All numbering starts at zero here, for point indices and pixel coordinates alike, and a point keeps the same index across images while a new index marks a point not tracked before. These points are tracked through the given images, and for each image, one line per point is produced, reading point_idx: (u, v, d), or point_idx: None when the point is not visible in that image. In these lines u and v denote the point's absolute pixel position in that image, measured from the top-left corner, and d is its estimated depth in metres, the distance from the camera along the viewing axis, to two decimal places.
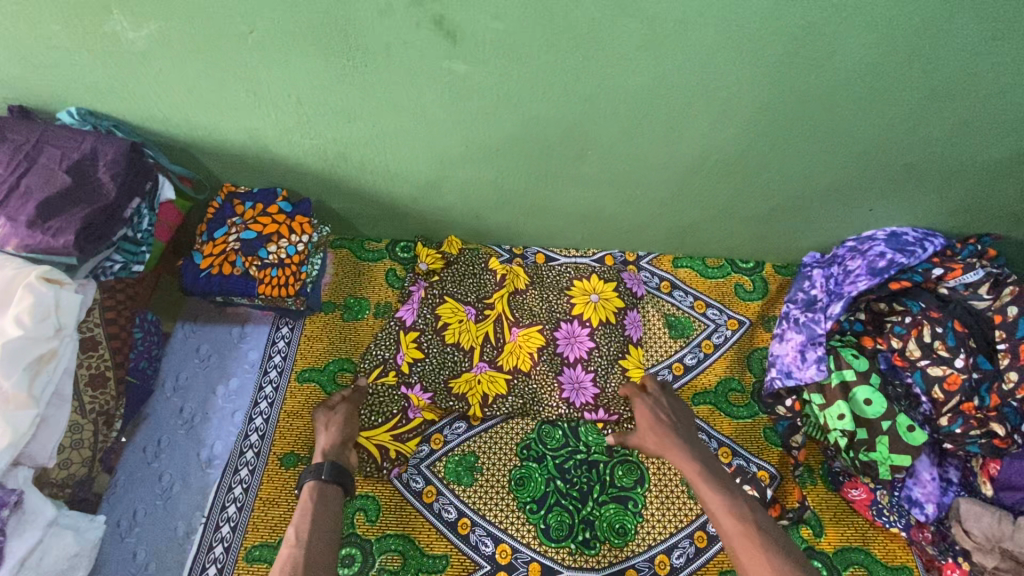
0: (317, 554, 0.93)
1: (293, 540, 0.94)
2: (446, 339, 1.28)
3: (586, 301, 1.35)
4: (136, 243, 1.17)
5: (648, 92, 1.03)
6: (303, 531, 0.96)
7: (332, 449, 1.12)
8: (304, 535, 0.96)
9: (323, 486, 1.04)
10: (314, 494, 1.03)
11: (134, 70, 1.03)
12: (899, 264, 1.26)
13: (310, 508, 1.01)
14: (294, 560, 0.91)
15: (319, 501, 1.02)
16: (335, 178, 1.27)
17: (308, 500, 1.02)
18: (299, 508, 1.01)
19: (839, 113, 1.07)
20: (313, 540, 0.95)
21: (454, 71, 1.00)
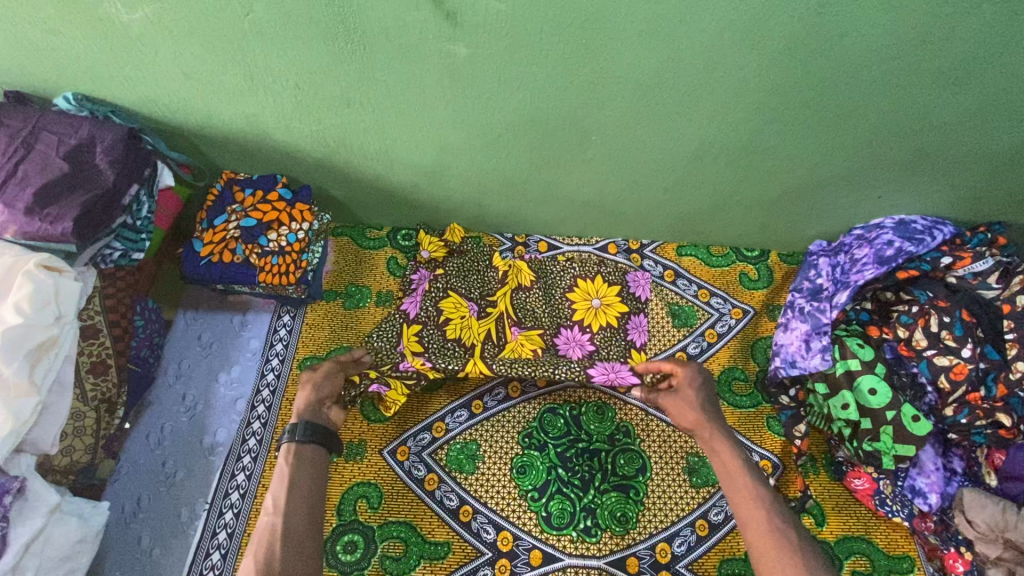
0: (298, 521, 0.96)
1: (272, 507, 0.97)
2: (447, 335, 1.25)
3: (588, 306, 1.31)
4: (136, 231, 1.16)
5: (653, 76, 1.01)
6: (281, 496, 0.98)
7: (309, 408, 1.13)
8: (281, 501, 0.98)
9: (299, 448, 1.05)
10: (290, 456, 1.04)
11: (128, 55, 1.02)
12: (907, 253, 1.24)
13: (288, 472, 1.02)
14: (274, 528, 0.94)
15: (296, 462, 1.03)
16: (336, 164, 1.26)
17: (285, 464, 1.03)
18: (277, 472, 1.02)
19: (850, 96, 1.05)
20: (292, 507, 0.97)
21: (455, 54, 0.98)
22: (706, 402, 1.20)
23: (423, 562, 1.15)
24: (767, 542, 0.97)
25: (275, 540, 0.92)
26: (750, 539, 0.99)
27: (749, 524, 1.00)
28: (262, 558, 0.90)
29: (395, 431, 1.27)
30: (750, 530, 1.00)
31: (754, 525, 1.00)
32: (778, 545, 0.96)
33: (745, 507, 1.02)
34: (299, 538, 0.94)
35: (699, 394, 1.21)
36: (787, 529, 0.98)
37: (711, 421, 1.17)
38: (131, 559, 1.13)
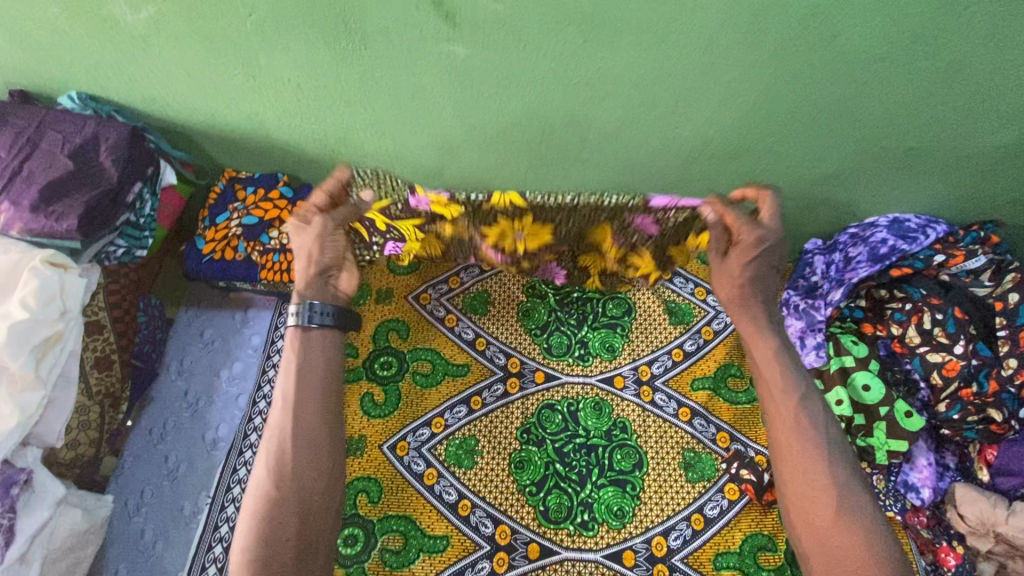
0: (310, 414, 0.98)
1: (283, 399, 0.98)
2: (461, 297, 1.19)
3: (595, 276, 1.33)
4: (139, 228, 1.18)
5: (648, 77, 1.03)
6: (291, 388, 0.99)
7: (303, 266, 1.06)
8: (292, 394, 0.98)
9: (306, 334, 1.03)
10: (296, 340, 1.02)
11: (132, 54, 1.03)
12: (900, 251, 1.25)
13: (296, 364, 1.00)
14: (288, 421, 0.96)
15: (303, 351, 1.01)
16: (336, 163, 1.27)
17: (296, 345, 1.02)
18: (285, 359, 1.01)
19: (843, 96, 1.06)
20: (303, 398, 0.98)
21: (454, 54, 0.99)
22: (773, 239, 1.03)
23: (422, 555, 1.17)
24: (793, 448, 0.94)
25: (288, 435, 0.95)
26: (777, 440, 0.97)
27: (785, 444, 0.95)
28: (278, 451, 0.94)
29: (395, 427, 1.28)
30: (784, 447, 0.95)
31: (784, 428, 0.96)
32: (808, 448, 0.93)
33: (776, 407, 0.98)
34: (314, 425, 0.97)
35: (760, 219, 1.04)
36: (821, 440, 0.94)
37: (764, 260, 1.05)
38: (135, 551, 1.15)
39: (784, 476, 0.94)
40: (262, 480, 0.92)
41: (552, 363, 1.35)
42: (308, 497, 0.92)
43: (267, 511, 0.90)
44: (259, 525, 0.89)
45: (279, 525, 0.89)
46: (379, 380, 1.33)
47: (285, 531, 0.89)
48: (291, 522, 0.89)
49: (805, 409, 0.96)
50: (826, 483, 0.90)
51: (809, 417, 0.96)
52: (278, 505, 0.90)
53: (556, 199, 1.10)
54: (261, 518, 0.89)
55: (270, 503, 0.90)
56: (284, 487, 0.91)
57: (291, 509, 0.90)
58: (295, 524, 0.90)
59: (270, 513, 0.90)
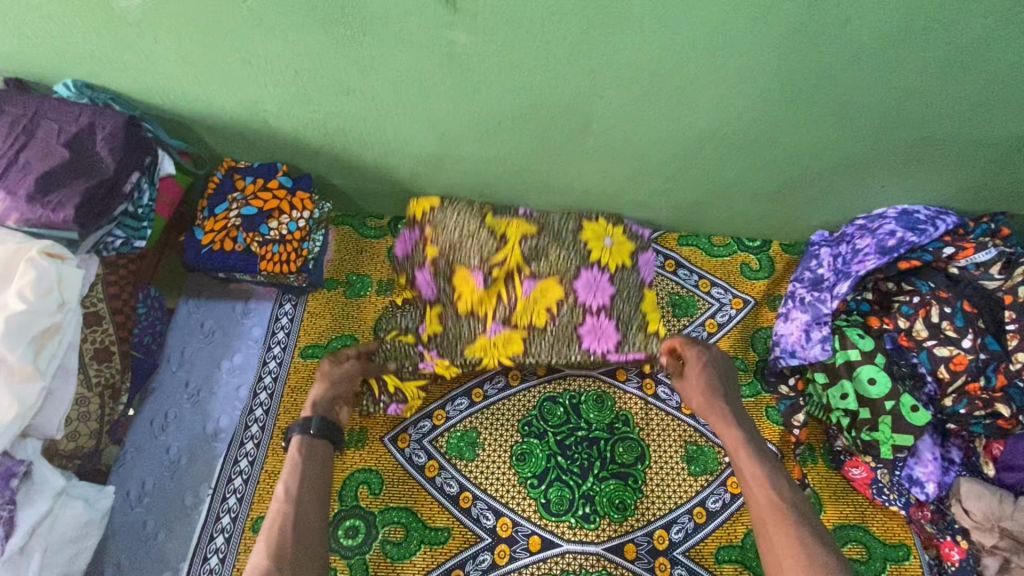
0: (300, 505, 1.01)
1: (282, 494, 1.02)
2: (461, 310, 1.27)
3: (600, 246, 1.30)
4: (138, 219, 1.17)
5: (654, 64, 1.00)
6: (290, 481, 1.03)
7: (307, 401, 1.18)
8: (291, 487, 1.03)
9: (310, 441, 1.09)
10: (301, 447, 1.08)
11: (127, 41, 1.01)
12: (909, 243, 1.23)
13: (299, 463, 1.06)
14: (282, 511, 0.99)
15: (308, 456, 1.08)
16: (336, 152, 1.25)
17: (296, 451, 1.08)
18: (289, 461, 1.07)
19: (854, 84, 1.03)
20: (300, 488, 1.03)
21: (455, 41, 0.97)
22: (708, 367, 1.24)
23: (423, 547, 1.17)
24: (774, 527, 1.02)
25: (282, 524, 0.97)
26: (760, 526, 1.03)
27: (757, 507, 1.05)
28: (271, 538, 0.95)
29: (397, 418, 1.28)
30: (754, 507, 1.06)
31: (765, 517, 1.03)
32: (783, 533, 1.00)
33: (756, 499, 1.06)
34: (303, 520, 0.99)
35: (696, 357, 1.24)
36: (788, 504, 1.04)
37: (711, 376, 1.22)
38: (137, 542, 1.15)
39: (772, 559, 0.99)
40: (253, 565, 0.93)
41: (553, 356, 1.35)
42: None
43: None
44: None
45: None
46: None
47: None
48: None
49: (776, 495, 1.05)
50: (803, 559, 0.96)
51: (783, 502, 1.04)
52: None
53: (564, 355, 1.27)
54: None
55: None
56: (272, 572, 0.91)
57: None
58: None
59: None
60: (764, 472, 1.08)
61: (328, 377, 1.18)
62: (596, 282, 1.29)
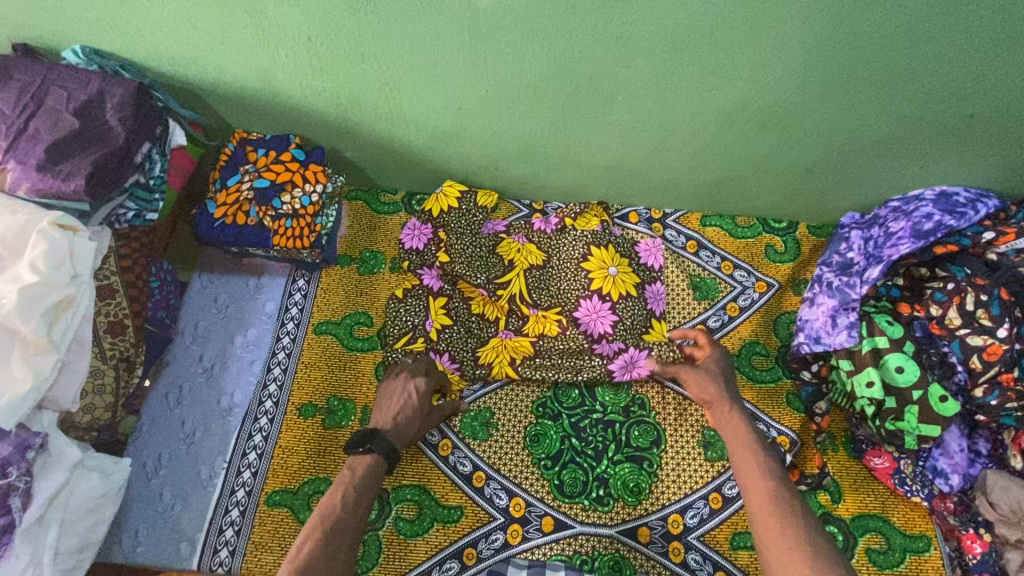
0: (351, 526, 0.96)
1: (340, 503, 0.98)
2: (473, 309, 1.27)
3: (605, 275, 1.28)
4: (149, 190, 1.15)
5: (684, 32, 0.94)
6: (351, 495, 0.99)
7: (399, 419, 1.12)
8: (350, 500, 0.99)
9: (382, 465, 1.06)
10: (373, 467, 1.04)
11: (135, 4, 0.97)
12: (947, 227, 1.17)
13: (367, 480, 1.03)
14: (334, 522, 0.95)
15: (375, 475, 1.04)
16: (350, 124, 1.21)
17: (363, 465, 1.04)
18: (358, 475, 1.03)
19: (901, 55, 0.97)
20: (358, 505, 0.99)
21: (475, 5, 0.92)
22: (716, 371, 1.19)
23: (436, 525, 1.16)
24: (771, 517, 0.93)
25: (331, 535, 0.93)
26: (756, 526, 0.95)
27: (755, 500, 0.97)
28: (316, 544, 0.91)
29: None
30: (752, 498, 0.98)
31: (763, 515, 0.95)
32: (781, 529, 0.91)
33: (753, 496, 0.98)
34: (349, 539, 0.95)
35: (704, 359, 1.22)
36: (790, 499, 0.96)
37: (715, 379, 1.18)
38: (153, 513, 1.16)
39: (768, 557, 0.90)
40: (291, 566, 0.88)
41: None
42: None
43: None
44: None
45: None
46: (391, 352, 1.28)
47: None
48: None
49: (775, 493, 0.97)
50: (803, 555, 0.87)
51: (782, 499, 0.96)
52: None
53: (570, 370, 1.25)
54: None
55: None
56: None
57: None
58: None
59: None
60: (765, 471, 1.01)
61: (423, 419, 1.16)
62: (596, 311, 1.26)
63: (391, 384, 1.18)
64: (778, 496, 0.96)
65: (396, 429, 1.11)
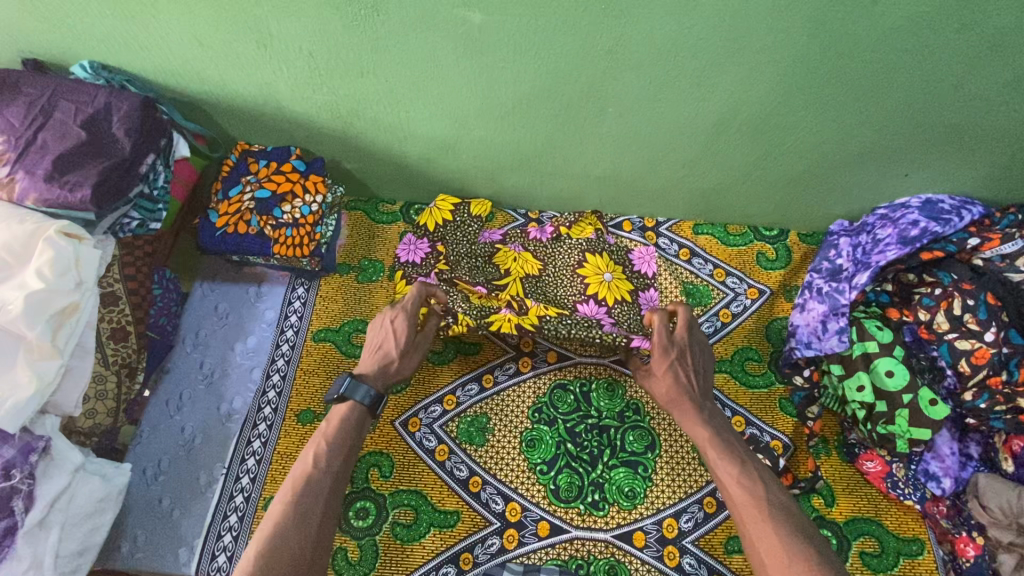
0: (327, 478, 0.98)
1: (312, 460, 1.00)
2: (471, 301, 1.25)
3: (600, 281, 1.29)
4: (153, 201, 1.18)
5: (672, 46, 0.98)
6: (323, 450, 1.01)
7: (381, 356, 1.15)
8: (322, 456, 1.01)
9: (360, 412, 1.08)
10: (347, 416, 1.07)
11: (142, 19, 1.01)
12: (932, 233, 1.21)
13: (341, 432, 1.05)
14: (308, 477, 0.98)
15: (350, 423, 1.06)
16: (350, 136, 1.25)
17: (337, 417, 1.07)
18: (331, 429, 1.05)
19: (882, 68, 1.00)
20: (331, 458, 1.01)
21: (471, 21, 0.95)
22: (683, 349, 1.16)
23: (432, 530, 1.17)
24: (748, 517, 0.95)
25: (306, 490, 0.96)
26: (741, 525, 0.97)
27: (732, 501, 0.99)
28: (289, 503, 0.94)
29: (407, 403, 1.28)
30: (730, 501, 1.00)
31: (741, 511, 0.97)
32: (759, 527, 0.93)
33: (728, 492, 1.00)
34: (328, 492, 0.98)
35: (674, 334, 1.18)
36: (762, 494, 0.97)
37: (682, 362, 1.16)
38: (152, 519, 1.17)
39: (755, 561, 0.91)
40: (268, 526, 0.91)
41: (564, 343, 1.33)
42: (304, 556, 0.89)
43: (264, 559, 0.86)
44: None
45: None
46: None
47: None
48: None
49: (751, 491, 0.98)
50: (780, 550, 0.88)
51: (759, 496, 0.97)
52: (275, 552, 0.87)
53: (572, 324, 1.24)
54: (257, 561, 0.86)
55: (268, 548, 0.87)
56: (287, 538, 0.89)
57: (286, 559, 0.87)
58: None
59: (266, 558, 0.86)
60: (733, 461, 1.02)
61: (409, 351, 1.18)
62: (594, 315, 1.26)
63: (376, 318, 1.20)
64: (750, 490, 0.98)
65: (378, 366, 1.14)
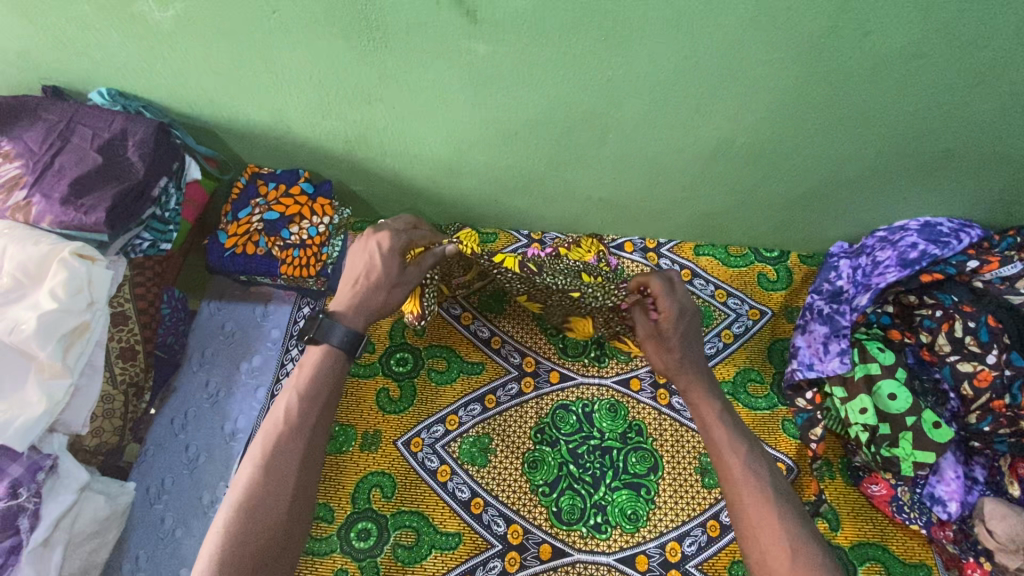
0: (297, 440, 0.94)
1: (283, 416, 0.95)
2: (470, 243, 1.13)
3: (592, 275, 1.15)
4: (164, 222, 1.21)
5: (669, 75, 1.00)
6: (293, 405, 0.97)
7: (362, 289, 1.02)
8: (293, 413, 0.96)
9: (335, 355, 1.00)
10: (323, 359, 1.00)
11: (158, 50, 1.04)
12: (931, 256, 1.22)
13: (320, 380, 0.99)
14: (277, 438, 0.94)
15: (329, 366, 1.00)
16: (356, 159, 1.28)
17: (309, 367, 1.00)
18: (303, 382, 0.98)
19: (876, 97, 1.02)
20: (302, 414, 0.96)
21: (474, 51, 0.98)
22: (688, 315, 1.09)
23: (433, 552, 1.17)
24: (751, 503, 0.94)
25: (278, 451, 0.93)
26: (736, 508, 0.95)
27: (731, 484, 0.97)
28: (258, 467, 0.91)
29: (410, 423, 1.28)
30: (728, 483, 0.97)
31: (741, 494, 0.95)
32: (764, 512, 0.93)
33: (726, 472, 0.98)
34: (303, 452, 0.94)
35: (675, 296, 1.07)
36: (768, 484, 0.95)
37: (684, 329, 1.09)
38: (154, 538, 1.17)
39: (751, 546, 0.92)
40: (240, 494, 0.89)
41: (567, 364, 1.34)
42: (281, 522, 0.89)
43: (237, 530, 0.86)
44: (222, 549, 0.84)
45: (237, 553, 0.84)
46: (394, 376, 1.33)
47: (238, 558, 0.84)
48: (247, 555, 0.85)
49: (755, 474, 0.96)
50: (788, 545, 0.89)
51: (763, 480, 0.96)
52: (249, 522, 0.87)
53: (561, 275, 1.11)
54: (231, 531, 0.86)
55: (239, 519, 0.87)
56: (261, 506, 0.89)
57: (261, 530, 0.87)
58: (255, 549, 0.86)
59: (240, 529, 0.86)
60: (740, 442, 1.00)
61: (396, 284, 1.04)
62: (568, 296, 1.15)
63: (359, 239, 1.05)
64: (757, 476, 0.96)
65: (358, 301, 1.02)
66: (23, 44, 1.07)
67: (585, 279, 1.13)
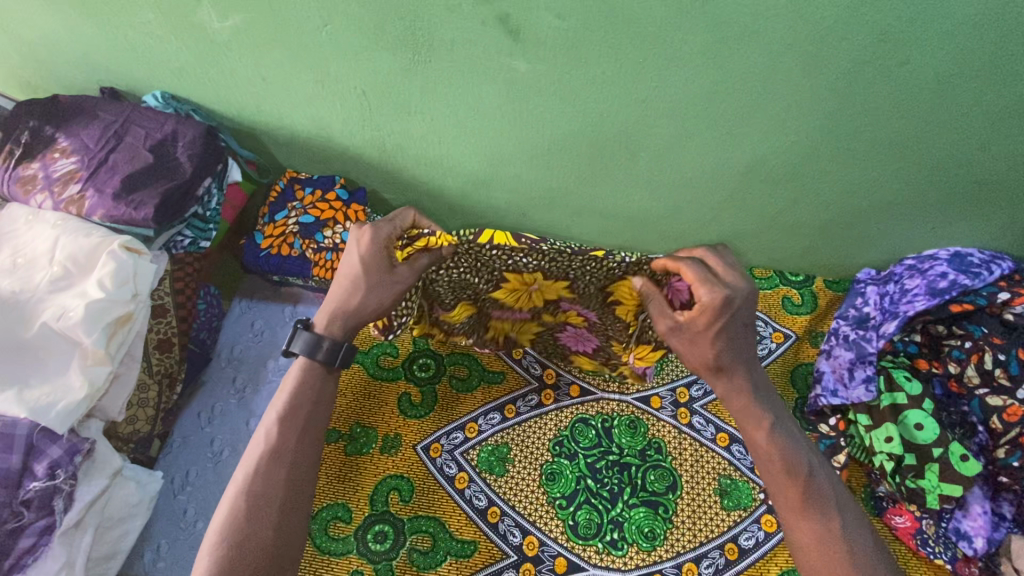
0: (279, 459, 0.95)
1: (262, 439, 0.96)
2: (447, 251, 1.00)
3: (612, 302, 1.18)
4: (205, 221, 1.25)
5: (703, 98, 1.02)
6: (273, 426, 0.97)
7: (344, 291, 1.01)
8: (273, 434, 0.97)
9: (310, 366, 1.01)
10: (300, 374, 1.01)
11: (214, 57, 1.10)
12: (962, 286, 1.22)
13: (302, 396, 0.99)
14: (259, 459, 0.95)
15: (308, 375, 1.01)
16: (391, 168, 1.32)
17: (289, 386, 1.00)
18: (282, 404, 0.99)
19: (910, 125, 1.03)
20: (282, 435, 0.96)
21: (515, 68, 1.01)
22: (738, 306, 0.94)
23: (449, 558, 1.17)
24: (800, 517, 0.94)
25: (261, 474, 0.93)
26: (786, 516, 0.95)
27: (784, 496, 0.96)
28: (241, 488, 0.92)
29: (430, 428, 1.30)
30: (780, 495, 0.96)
31: (794, 508, 0.94)
32: (816, 522, 0.93)
33: (776, 479, 0.97)
34: (286, 470, 0.95)
35: (720, 277, 0.93)
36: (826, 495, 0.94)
37: (732, 324, 0.95)
38: (175, 529, 1.19)
39: (800, 555, 0.93)
40: (224, 515, 0.90)
41: (588, 378, 1.35)
42: (269, 539, 0.90)
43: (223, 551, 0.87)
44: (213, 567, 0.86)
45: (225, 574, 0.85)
46: (417, 382, 1.34)
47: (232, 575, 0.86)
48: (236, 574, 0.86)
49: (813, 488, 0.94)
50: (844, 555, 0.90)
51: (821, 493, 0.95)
52: (237, 544, 0.88)
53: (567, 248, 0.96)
54: (220, 554, 0.87)
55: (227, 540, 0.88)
56: (252, 528, 0.89)
57: (252, 548, 0.88)
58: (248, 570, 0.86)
59: (230, 550, 0.88)
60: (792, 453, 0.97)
61: (376, 285, 1.00)
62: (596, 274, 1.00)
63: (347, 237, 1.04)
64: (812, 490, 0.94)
65: (339, 303, 1.02)
66: (89, 48, 1.13)
67: (596, 254, 0.95)
